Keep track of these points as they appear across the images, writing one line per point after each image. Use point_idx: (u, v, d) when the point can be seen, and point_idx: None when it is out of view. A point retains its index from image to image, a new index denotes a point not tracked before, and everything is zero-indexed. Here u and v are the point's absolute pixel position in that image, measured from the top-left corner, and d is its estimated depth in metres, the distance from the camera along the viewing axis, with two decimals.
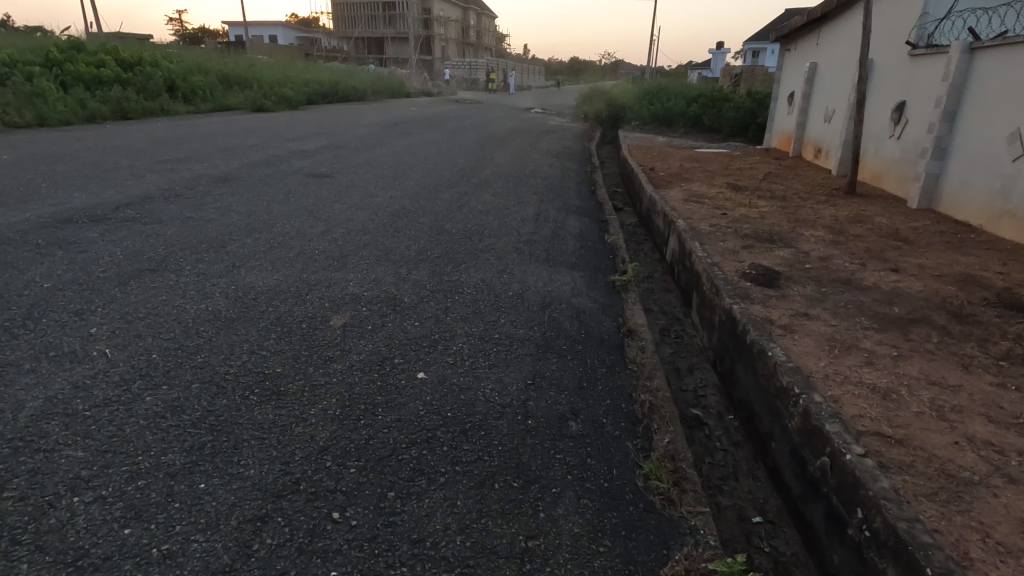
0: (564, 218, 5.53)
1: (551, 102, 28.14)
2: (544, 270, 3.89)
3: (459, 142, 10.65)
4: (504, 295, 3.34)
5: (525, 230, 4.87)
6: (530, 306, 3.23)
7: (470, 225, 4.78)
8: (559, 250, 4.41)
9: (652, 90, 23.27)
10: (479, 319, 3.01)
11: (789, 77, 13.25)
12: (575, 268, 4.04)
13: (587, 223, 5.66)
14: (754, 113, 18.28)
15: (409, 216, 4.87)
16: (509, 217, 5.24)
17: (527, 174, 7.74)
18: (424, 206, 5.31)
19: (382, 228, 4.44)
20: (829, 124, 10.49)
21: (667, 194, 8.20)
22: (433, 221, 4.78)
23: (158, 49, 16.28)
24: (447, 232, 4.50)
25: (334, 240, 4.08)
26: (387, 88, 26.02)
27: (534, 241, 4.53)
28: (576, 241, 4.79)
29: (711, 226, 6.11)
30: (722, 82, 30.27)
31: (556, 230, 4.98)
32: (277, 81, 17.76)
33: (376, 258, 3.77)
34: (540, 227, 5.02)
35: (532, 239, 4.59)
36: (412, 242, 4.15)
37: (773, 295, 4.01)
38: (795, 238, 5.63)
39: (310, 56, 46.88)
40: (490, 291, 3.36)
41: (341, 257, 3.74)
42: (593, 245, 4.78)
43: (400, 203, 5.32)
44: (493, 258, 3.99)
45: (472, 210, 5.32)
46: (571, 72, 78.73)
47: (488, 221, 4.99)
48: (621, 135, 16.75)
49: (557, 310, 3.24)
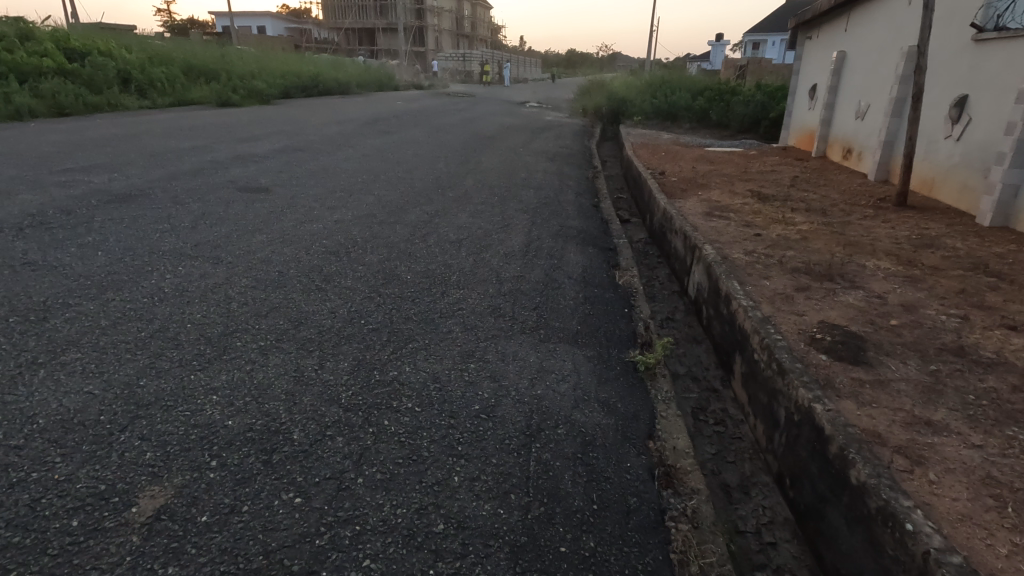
0: (560, 248, 4.28)
1: (547, 96, 26.77)
2: (532, 351, 2.66)
3: (443, 141, 9.39)
4: (463, 414, 2.13)
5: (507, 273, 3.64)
6: (500, 441, 2.01)
7: (432, 265, 3.55)
8: (554, 306, 3.16)
9: (655, 83, 21.87)
10: (410, 488, 1.79)
11: (811, 68, 11.94)
12: (578, 342, 2.80)
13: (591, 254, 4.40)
14: (766, 108, 16.95)
15: (352, 253, 3.63)
16: (487, 249, 3.99)
17: (516, 183, 6.47)
18: (377, 235, 4.08)
19: (303, 277, 3.19)
20: (864, 121, 9.21)
21: (682, 205, 6.94)
22: (381, 262, 3.53)
23: (118, 38, 14.92)
24: (399, 279, 3.27)
25: (231, 300, 2.85)
26: (373, 81, 24.59)
27: (519, 292, 3.29)
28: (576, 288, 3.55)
29: (747, 254, 4.87)
30: (724, 74, 29.07)
31: (548, 269, 3.74)
32: (250, 73, 16.38)
33: (282, 340, 2.54)
34: (528, 265, 3.77)
35: (515, 287, 3.35)
36: (343, 303, 2.91)
37: (865, 380, 2.78)
38: (859, 273, 4.40)
39: (298, 48, 45.28)
40: (439, 407, 2.14)
41: (226, 335, 2.50)
42: (599, 292, 3.54)
43: (343, 231, 4.07)
44: (457, 329, 2.75)
45: (438, 240, 4.07)
46: (568, 65, 77.07)
47: (460, 258, 3.75)
48: (623, 131, 15.45)
49: (545, 445, 2.03)
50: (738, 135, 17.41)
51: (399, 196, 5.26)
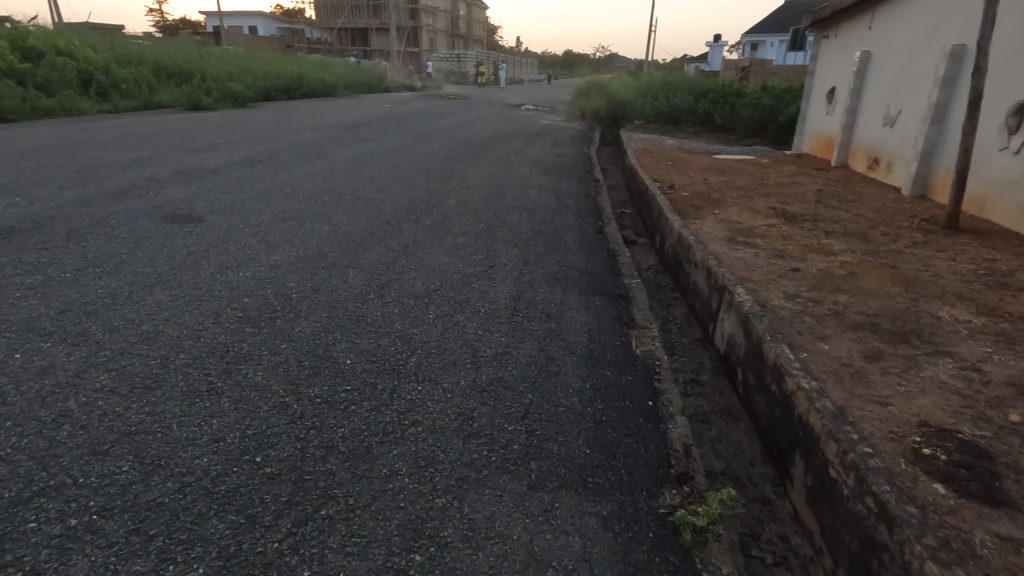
0: (557, 299, 3.36)
1: (544, 98, 25.89)
2: (512, 532, 1.77)
3: (428, 149, 8.49)
4: None
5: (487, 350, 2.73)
6: None
7: (385, 342, 2.65)
8: (546, 416, 2.29)
9: (655, 85, 21.02)
10: None
11: (828, 70, 11.06)
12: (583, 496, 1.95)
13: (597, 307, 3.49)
14: (773, 112, 16.10)
15: (279, 322, 2.71)
16: (464, 306, 3.08)
17: (506, 203, 5.55)
18: (322, 287, 3.16)
19: (195, 379, 2.28)
20: (894, 127, 8.31)
21: (698, 227, 6.05)
22: (315, 336, 2.63)
23: (82, 36, 13.91)
24: (331, 371, 2.39)
25: (60, 433, 1.97)
26: (363, 82, 23.67)
27: (498, 389, 2.41)
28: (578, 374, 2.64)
29: (788, 298, 3.96)
30: (725, 74, 28.28)
31: (541, 342, 2.83)
32: (228, 73, 15.41)
33: (118, 533, 1.66)
34: (515, 334, 2.86)
35: (496, 383, 2.45)
36: (234, 427, 2.07)
37: (1017, 541, 1.88)
38: (936, 330, 3.50)
39: (289, 48, 44.26)
40: None
41: (11, 532, 1.63)
42: (611, 380, 2.63)
43: (276, 283, 3.14)
44: (403, 494, 1.87)
45: (400, 293, 3.15)
46: (565, 66, 76.39)
47: (424, 324, 2.84)
48: (624, 135, 14.57)
49: None
50: (745, 140, 16.56)
51: (361, 226, 4.33)
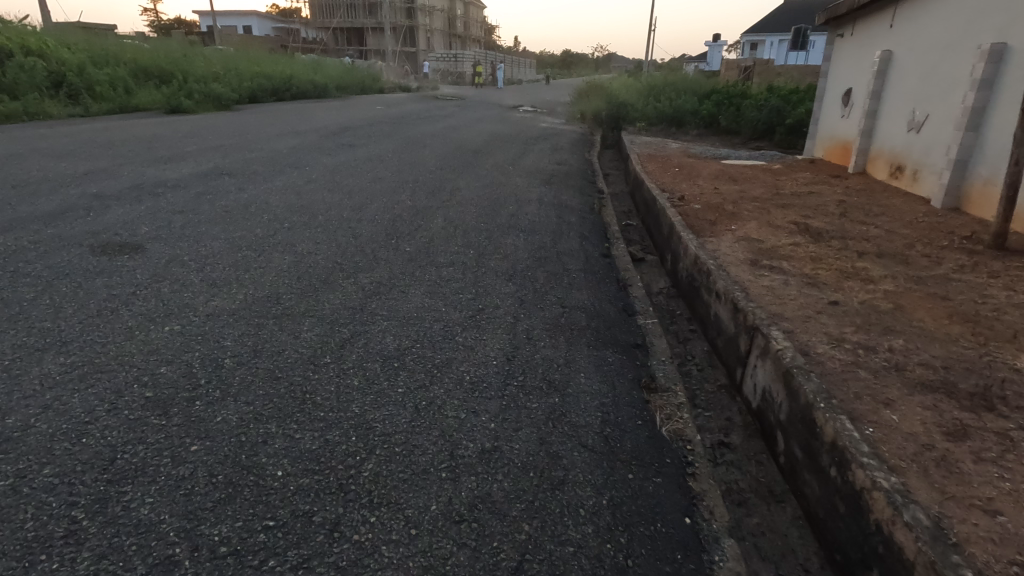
0: (560, 358, 2.76)
1: (542, 99, 25.28)
2: None
3: (418, 157, 7.90)
4: None
5: (470, 446, 2.13)
6: None
7: (335, 442, 2.05)
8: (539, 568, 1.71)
9: (657, 85, 20.42)
10: None
11: (844, 70, 10.45)
12: None
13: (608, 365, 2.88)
14: (781, 114, 15.51)
15: (199, 420, 2.11)
16: (443, 377, 2.48)
17: (500, 222, 4.94)
18: (266, 349, 2.54)
19: (57, 529, 1.67)
20: (920, 133, 7.70)
21: (714, 246, 5.45)
22: (241, 439, 2.05)
23: (57, 36, 13.24)
24: (249, 500, 1.82)
25: None
26: (356, 82, 23.03)
27: (475, 521, 1.83)
28: (587, 483, 2.05)
29: (834, 344, 3.34)
30: (727, 74, 27.68)
31: (539, 435, 2.23)
32: (212, 74, 14.76)
33: None
34: (507, 424, 2.25)
35: (478, 514, 1.86)
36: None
37: None
38: (1022, 389, 2.89)
39: (283, 47, 43.56)
40: None
41: None
42: (628, 493, 2.04)
43: (207, 345, 2.52)
44: None
45: (364, 357, 2.55)
46: (564, 66, 75.83)
47: (390, 412, 2.23)
48: (626, 139, 13.97)
49: None
50: (751, 143, 15.96)
51: (330, 255, 3.72)
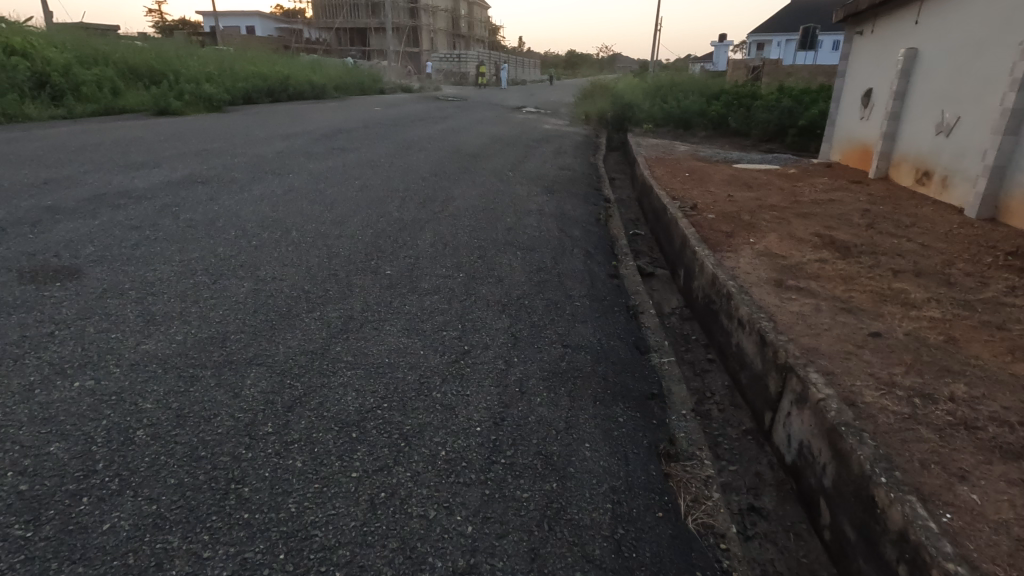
0: (560, 426, 2.28)
1: (546, 99, 24.79)
2: None
3: (413, 163, 7.43)
4: None
5: (438, 565, 1.66)
6: None
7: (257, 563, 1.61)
8: None
9: (664, 85, 19.88)
10: None
11: (864, 70, 9.91)
12: None
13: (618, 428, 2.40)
14: (793, 115, 14.97)
15: (81, 533, 1.66)
16: (414, 462, 2.01)
17: (495, 237, 4.46)
18: (195, 418, 2.10)
19: None
20: (950, 137, 7.17)
21: (732, 263, 4.95)
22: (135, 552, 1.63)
23: (45, 35, 12.89)
24: None
25: None
26: (356, 82, 22.59)
27: None
28: None
29: (883, 391, 2.85)
30: (733, 72, 27.14)
31: (530, 547, 1.76)
32: (206, 74, 14.37)
33: None
34: (491, 535, 1.79)
35: None
36: None
37: None
38: None
39: (285, 48, 43.29)
40: None
41: None
42: None
43: (125, 424, 2.06)
44: None
45: (318, 435, 2.08)
46: (568, 66, 75.31)
47: (342, 518, 1.77)
48: (632, 141, 13.47)
49: None
50: (762, 145, 15.44)
51: (297, 282, 3.24)
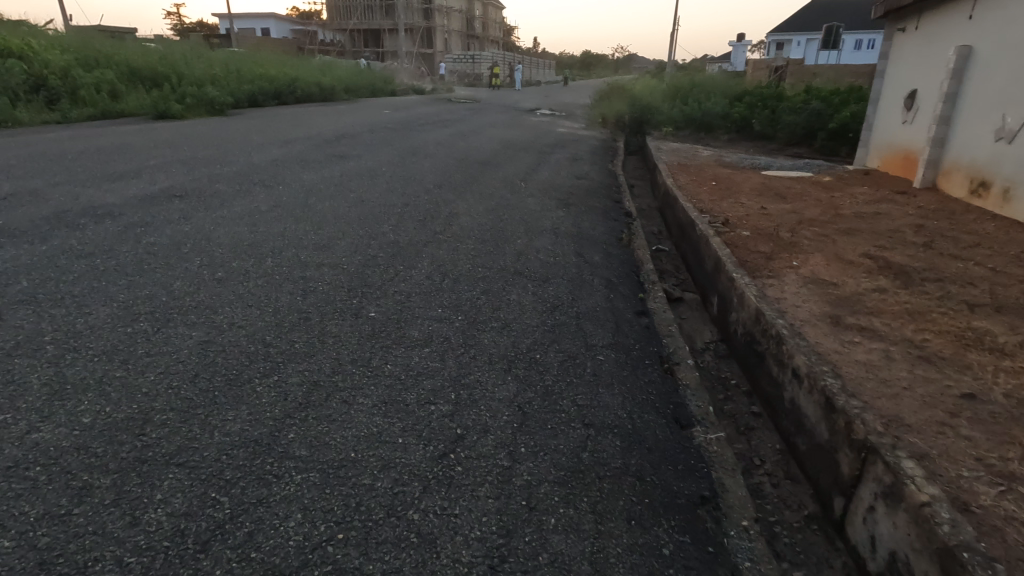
0: (584, 573, 1.69)
1: (560, 101, 24.16)
2: None
3: (418, 172, 6.89)
4: None
5: None
6: None
7: None
8: None
9: (683, 87, 19.14)
10: None
11: (907, 69, 9.16)
12: None
13: (661, 563, 1.80)
14: (822, 117, 14.17)
15: None
16: None
17: (503, 264, 3.87)
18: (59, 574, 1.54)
19: None
20: (1012, 144, 6.40)
21: (776, 292, 4.29)
22: None
23: (48, 37, 12.61)
24: None
25: None
26: (366, 83, 22.15)
27: None
28: None
29: (1003, 492, 2.19)
30: (754, 71, 26.28)
31: None
32: (210, 77, 14.03)
33: None
34: None
35: None
36: None
37: None
38: None
39: (299, 49, 43.22)
40: None
41: None
42: None
43: None
44: None
45: None
46: (583, 67, 74.56)
47: None
48: (652, 145, 12.80)
49: None
50: (788, 150, 14.68)
51: (263, 328, 2.68)
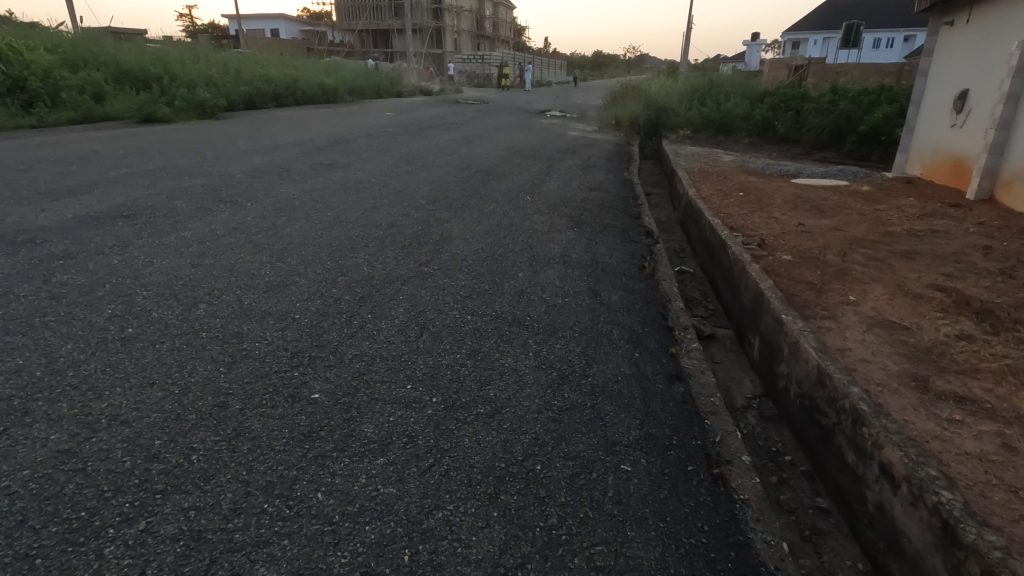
0: None
1: (571, 102, 23.32)
2: None
3: (412, 184, 6.15)
4: None
5: None
6: None
7: None
8: None
9: (700, 87, 18.25)
10: None
11: (955, 66, 8.28)
12: None
13: None
14: (851, 119, 13.24)
15: None
16: None
17: (497, 308, 3.12)
18: None
19: None
20: None
21: (837, 339, 3.48)
22: None
23: (35, 36, 12.06)
24: None
25: None
26: (371, 84, 21.46)
27: None
28: None
29: None
30: (773, 71, 25.26)
31: None
32: (205, 79, 13.44)
33: None
34: None
35: None
36: None
37: None
38: None
39: (307, 50, 42.69)
40: None
41: None
42: None
43: None
44: None
45: None
46: (594, 68, 73.77)
47: None
48: (669, 149, 11.98)
49: None
50: (814, 154, 13.77)
51: (146, 448, 1.97)
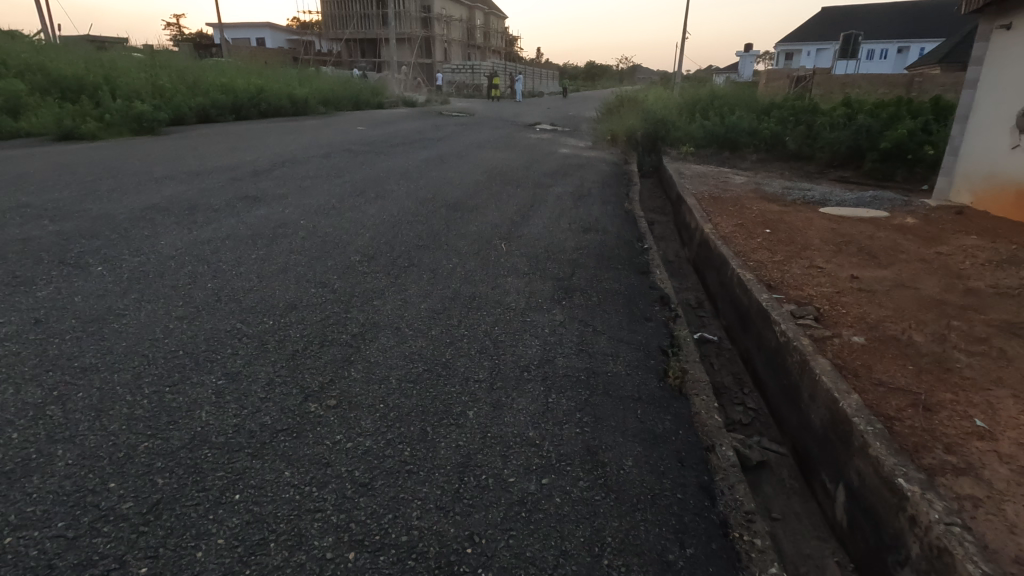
0: None
1: (564, 114, 22.07)
2: None
3: (353, 227, 4.70)
4: None
5: None
6: None
7: None
8: None
9: (701, 99, 16.95)
10: None
11: (1017, 77, 6.97)
12: None
13: None
14: (871, 135, 11.95)
15: None
16: None
17: (412, 538, 1.70)
18: None
19: None
20: None
21: (1001, 534, 2.08)
22: None
23: None
24: None
25: None
26: (350, 95, 20.09)
27: None
28: None
29: None
30: (774, 80, 24.13)
31: None
32: (151, 87, 12.00)
33: None
34: None
35: None
36: None
37: None
38: None
39: (292, 58, 41.37)
40: None
41: None
42: None
43: None
44: None
45: None
46: (588, 79, 73.00)
47: None
48: (672, 169, 10.66)
49: None
50: (830, 174, 12.47)
51: None
